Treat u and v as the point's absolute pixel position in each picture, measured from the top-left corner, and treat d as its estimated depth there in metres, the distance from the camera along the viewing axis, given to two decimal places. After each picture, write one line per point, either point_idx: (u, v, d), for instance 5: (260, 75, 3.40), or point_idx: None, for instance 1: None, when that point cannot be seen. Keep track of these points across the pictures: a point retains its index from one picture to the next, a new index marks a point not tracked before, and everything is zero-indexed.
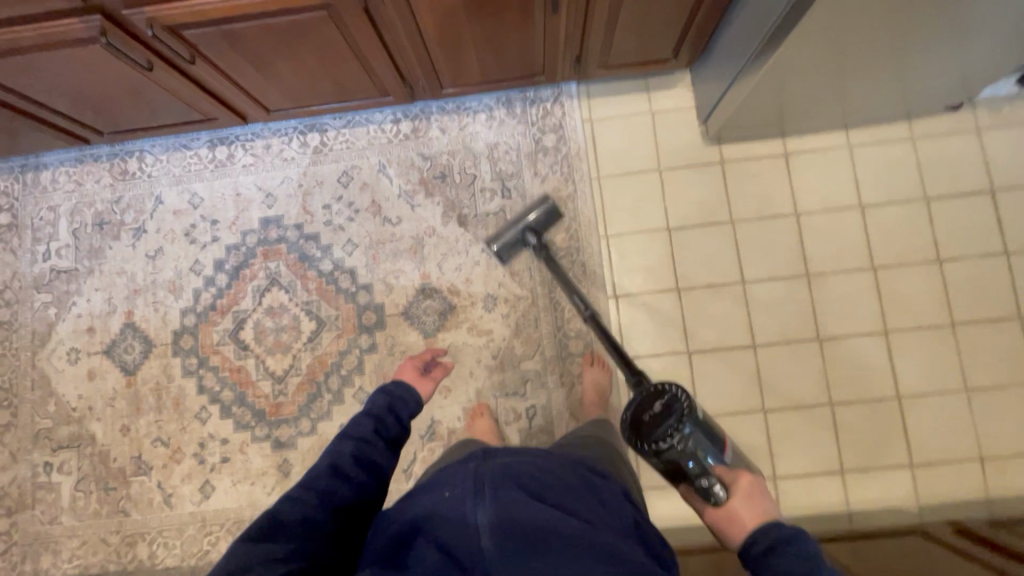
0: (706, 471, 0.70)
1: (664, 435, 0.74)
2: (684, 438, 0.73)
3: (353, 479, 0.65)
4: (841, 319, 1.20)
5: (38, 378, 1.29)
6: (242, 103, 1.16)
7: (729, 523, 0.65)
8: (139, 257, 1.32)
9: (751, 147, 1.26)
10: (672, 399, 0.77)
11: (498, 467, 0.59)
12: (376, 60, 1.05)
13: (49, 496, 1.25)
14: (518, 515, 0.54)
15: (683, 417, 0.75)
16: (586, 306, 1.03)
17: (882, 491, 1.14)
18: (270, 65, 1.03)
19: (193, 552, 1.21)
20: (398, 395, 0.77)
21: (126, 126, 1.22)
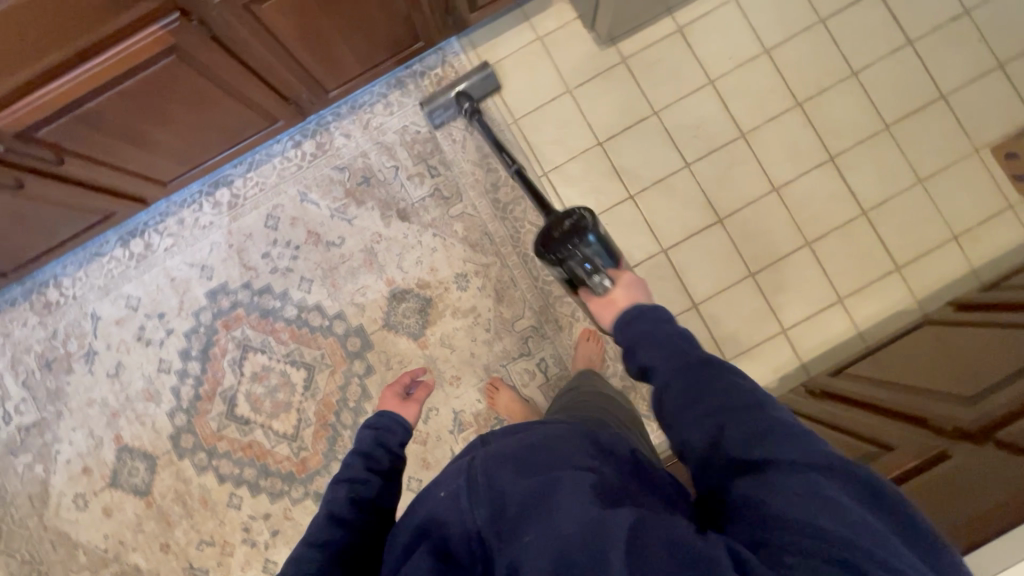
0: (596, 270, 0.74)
1: (561, 248, 0.78)
2: (585, 245, 0.76)
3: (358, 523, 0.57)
4: (788, 162, 1.22)
5: (56, 537, 1.23)
6: (134, 186, 1.09)
7: (609, 306, 0.71)
8: (102, 380, 1.25)
9: (645, 35, 1.25)
10: (578, 219, 0.80)
11: (487, 454, 0.52)
12: (249, 87, 0.98)
13: None
14: (502, 497, 0.47)
15: (589, 231, 0.78)
16: (512, 161, 1.04)
17: (881, 302, 1.19)
18: (144, 134, 0.96)
19: None
20: (388, 427, 0.69)
21: (26, 256, 1.13)
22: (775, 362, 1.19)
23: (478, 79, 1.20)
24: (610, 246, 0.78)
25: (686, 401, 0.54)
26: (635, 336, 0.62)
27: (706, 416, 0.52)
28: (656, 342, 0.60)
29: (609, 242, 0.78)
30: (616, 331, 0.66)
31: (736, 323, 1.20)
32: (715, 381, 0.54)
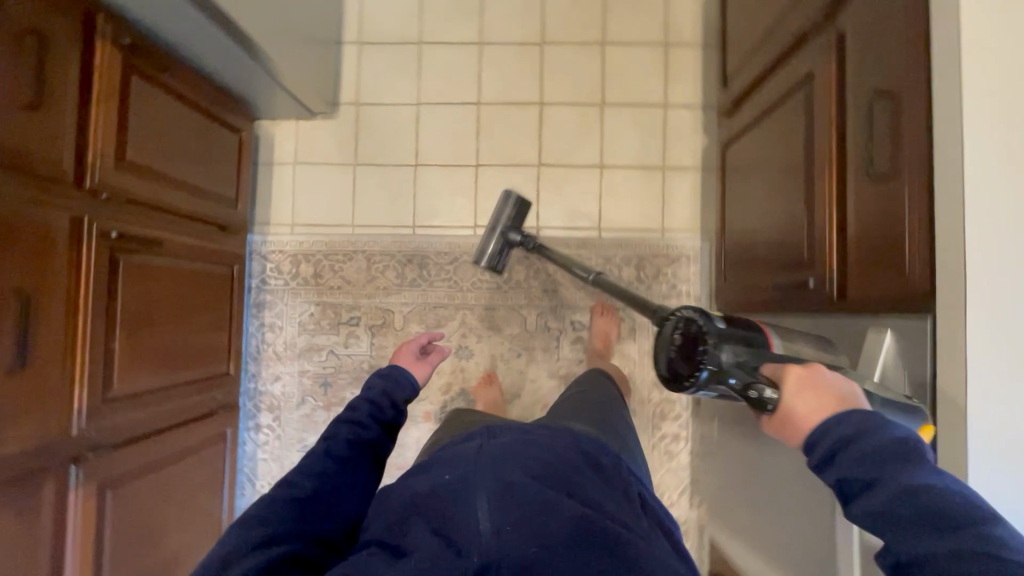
0: (747, 377, 0.50)
1: (699, 364, 0.57)
2: (720, 349, 0.55)
3: (360, 468, 0.59)
4: (527, 17, 1.26)
5: None
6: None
7: (788, 420, 0.45)
8: None
9: (347, 73, 1.27)
10: (684, 321, 0.62)
11: (500, 451, 0.57)
12: (181, 440, 0.96)
13: None
14: (520, 493, 0.51)
15: (712, 321, 0.60)
16: (587, 272, 1.01)
17: (686, 14, 1.24)
18: (164, 560, 0.93)
19: None
20: (396, 381, 0.68)
21: None
22: (688, 128, 1.23)
23: (511, 210, 1.12)
24: (755, 337, 0.60)
25: (906, 547, 0.37)
26: (846, 456, 0.41)
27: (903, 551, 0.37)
28: (881, 467, 0.39)
29: (750, 331, 0.60)
30: (810, 446, 0.43)
31: (637, 141, 1.24)
32: (965, 511, 0.36)
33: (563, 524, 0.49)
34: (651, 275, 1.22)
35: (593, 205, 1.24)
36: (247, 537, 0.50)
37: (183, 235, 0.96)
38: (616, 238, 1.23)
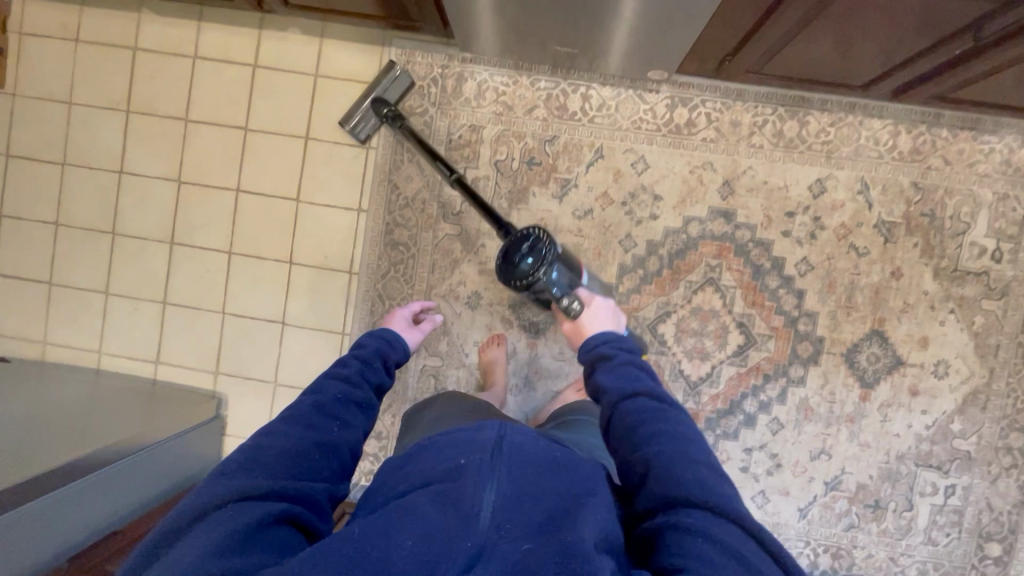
0: (563, 295, 0.88)
1: (527, 275, 0.90)
2: (544, 265, 0.90)
3: (352, 421, 0.70)
4: (155, 194, 1.26)
5: (983, 353, 1.15)
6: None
7: (578, 328, 0.86)
8: (838, 454, 1.19)
9: (187, 378, 1.28)
10: (535, 240, 0.91)
11: (519, 444, 0.60)
12: None
13: (997, 225, 1.14)
14: (524, 482, 0.55)
15: (548, 247, 0.91)
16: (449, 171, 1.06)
17: (170, 31, 1.24)
18: None
19: (844, 129, 1.15)
20: (391, 346, 0.86)
21: None
22: (282, 45, 1.22)
23: (396, 88, 1.18)
24: (570, 259, 0.94)
25: (626, 397, 0.66)
26: (611, 355, 0.73)
27: (635, 400, 0.66)
28: (631, 365, 0.71)
29: (570, 259, 0.94)
30: (593, 343, 0.77)
31: (286, 98, 1.23)
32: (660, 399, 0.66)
33: (561, 511, 0.53)
34: (422, 101, 1.21)
35: (344, 150, 1.23)
36: (226, 484, 0.57)
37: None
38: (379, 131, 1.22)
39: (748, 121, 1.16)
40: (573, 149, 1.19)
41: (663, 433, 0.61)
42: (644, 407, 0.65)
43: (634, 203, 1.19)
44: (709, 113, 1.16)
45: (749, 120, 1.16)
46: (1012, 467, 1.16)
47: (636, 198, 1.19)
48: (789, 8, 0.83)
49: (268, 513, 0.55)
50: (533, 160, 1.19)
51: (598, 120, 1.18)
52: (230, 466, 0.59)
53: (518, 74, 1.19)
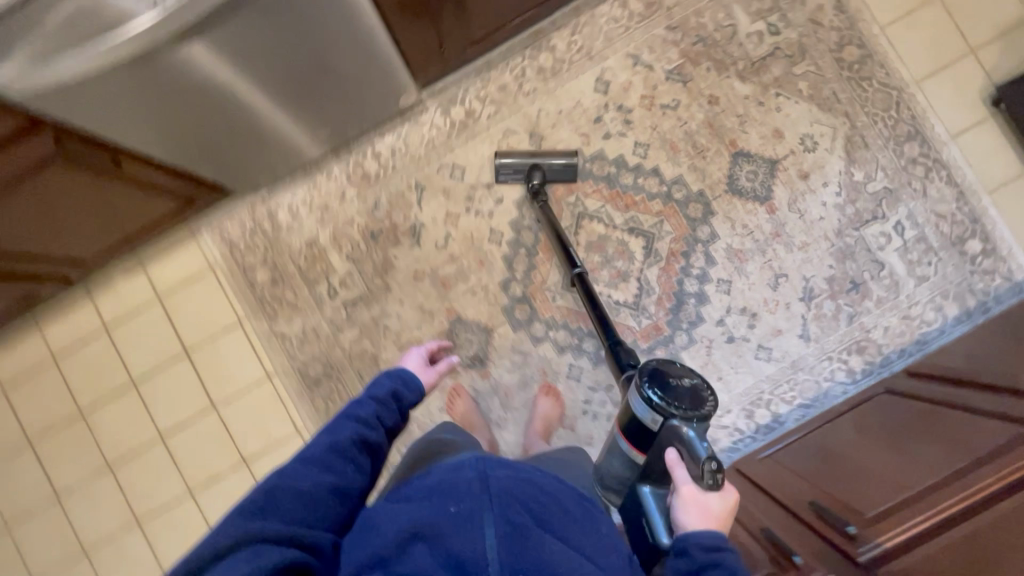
0: (697, 447, 0.69)
1: (674, 406, 0.74)
2: (683, 418, 0.73)
3: (366, 466, 0.63)
4: (98, 492, 1.25)
5: (829, 105, 1.19)
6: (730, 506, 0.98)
7: (703, 507, 0.66)
8: (792, 269, 1.18)
9: None
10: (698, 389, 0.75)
11: (503, 496, 0.56)
12: None
13: (755, 9, 1.20)
14: (515, 548, 0.53)
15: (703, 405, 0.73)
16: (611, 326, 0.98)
17: (24, 353, 1.27)
18: None
19: (586, 29, 1.22)
20: (405, 384, 0.72)
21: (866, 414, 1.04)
22: (119, 295, 1.26)
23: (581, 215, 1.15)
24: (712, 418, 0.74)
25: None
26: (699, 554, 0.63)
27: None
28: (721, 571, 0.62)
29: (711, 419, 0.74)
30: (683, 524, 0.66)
31: (151, 333, 1.26)
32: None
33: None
34: (256, 254, 1.25)
35: (224, 337, 1.25)
36: (244, 525, 0.52)
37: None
38: (241, 301, 1.25)
39: (511, 79, 1.23)
40: (399, 199, 1.23)
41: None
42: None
43: (475, 203, 1.23)
44: (477, 95, 1.23)
45: (511, 77, 1.23)
46: (928, 172, 1.18)
47: (476, 198, 1.23)
48: None
49: (281, 560, 0.51)
50: (375, 231, 1.23)
51: (400, 165, 1.23)
52: (244, 506, 0.54)
53: (314, 177, 1.25)
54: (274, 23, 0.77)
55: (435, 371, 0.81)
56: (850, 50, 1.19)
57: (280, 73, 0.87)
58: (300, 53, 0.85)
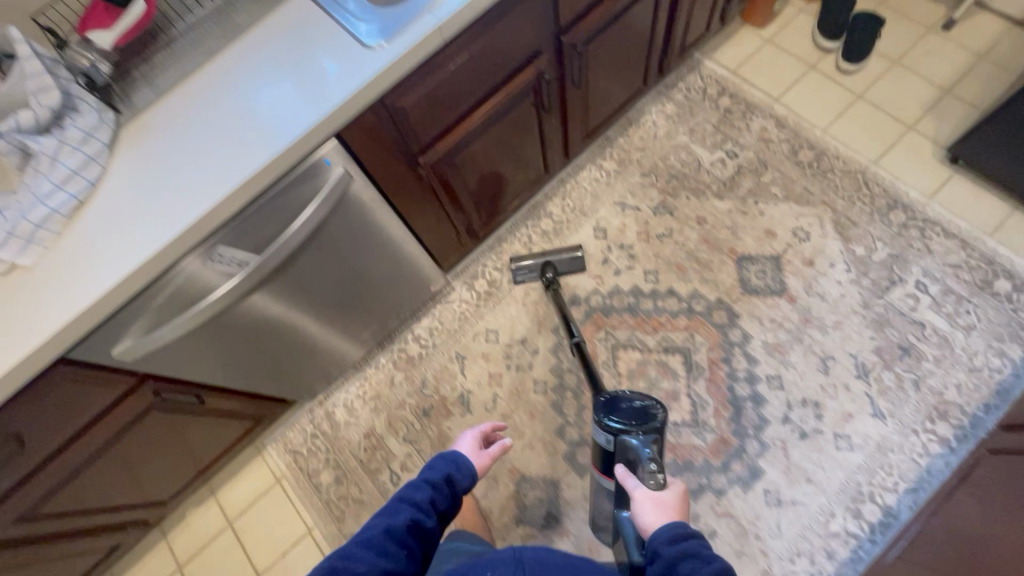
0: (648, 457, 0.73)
1: (627, 427, 0.79)
2: (635, 433, 0.78)
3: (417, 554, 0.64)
4: None
5: (806, 199, 1.31)
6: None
7: (660, 503, 0.66)
8: (837, 350, 1.18)
9: None
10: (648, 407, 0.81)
11: (540, 562, 0.61)
12: None
13: (710, 143, 1.41)
14: None
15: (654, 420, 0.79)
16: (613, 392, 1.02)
17: None
18: None
19: (573, 191, 1.42)
20: (458, 469, 0.73)
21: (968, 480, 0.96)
22: (193, 530, 1.28)
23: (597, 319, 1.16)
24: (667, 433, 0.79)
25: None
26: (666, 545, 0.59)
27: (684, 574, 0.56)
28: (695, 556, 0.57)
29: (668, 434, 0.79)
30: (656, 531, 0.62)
31: (226, 563, 1.24)
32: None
33: None
34: (320, 456, 1.29)
35: (294, 554, 1.23)
36: None
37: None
38: (310, 509, 1.26)
39: (520, 246, 1.39)
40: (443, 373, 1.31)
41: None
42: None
43: (514, 359, 1.30)
44: (495, 266, 1.39)
45: (520, 244, 1.40)
46: (924, 231, 1.24)
47: (513, 355, 1.31)
48: (460, 195, 1.08)
49: None
50: (426, 407, 1.29)
51: (439, 341, 1.34)
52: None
53: (365, 371, 1.35)
54: (326, 252, 0.91)
55: (487, 454, 0.83)
56: (804, 154, 1.36)
57: (324, 294, 1.00)
58: (353, 264, 0.99)
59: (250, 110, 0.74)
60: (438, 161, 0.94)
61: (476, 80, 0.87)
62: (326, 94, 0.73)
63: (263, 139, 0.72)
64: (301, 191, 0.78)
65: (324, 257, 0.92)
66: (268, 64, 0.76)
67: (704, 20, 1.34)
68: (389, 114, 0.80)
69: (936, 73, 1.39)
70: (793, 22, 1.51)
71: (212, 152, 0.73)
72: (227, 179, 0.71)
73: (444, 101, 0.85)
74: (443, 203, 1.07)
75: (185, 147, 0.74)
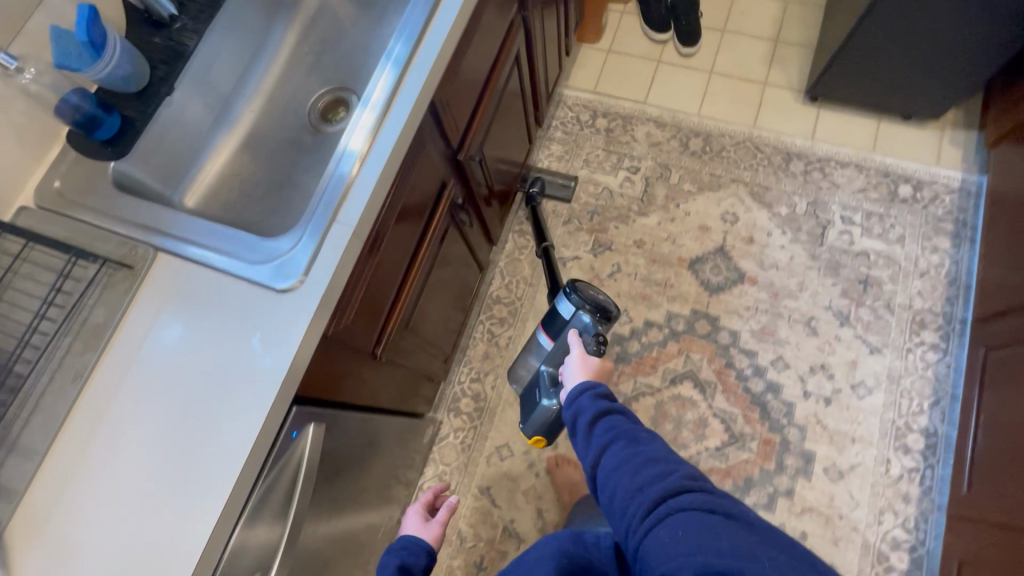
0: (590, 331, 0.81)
1: (579, 304, 0.84)
2: (587, 310, 0.83)
3: None
4: None
5: (717, 183, 1.35)
6: (989, 562, 0.87)
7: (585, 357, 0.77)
8: (813, 309, 1.23)
9: None
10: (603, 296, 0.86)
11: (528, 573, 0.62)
12: None
13: (610, 166, 1.40)
14: None
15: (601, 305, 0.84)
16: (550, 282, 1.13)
17: None
18: None
19: (510, 269, 1.35)
20: (410, 552, 0.73)
21: (986, 354, 1.04)
22: None
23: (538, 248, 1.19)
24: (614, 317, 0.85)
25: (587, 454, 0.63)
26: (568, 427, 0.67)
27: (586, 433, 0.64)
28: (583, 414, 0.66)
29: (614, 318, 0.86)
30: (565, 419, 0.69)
31: None
32: (600, 419, 0.64)
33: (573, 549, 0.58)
34: None
35: None
36: None
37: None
38: None
39: (484, 346, 1.30)
40: (475, 515, 1.18)
41: (591, 439, 0.63)
42: (591, 424, 0.64)
43: (538, 463, 1.21)
44: (469, 379, 1.28)
45: (484, 344, 1.30)
46: (824, 171, 1.34)
47: (535, 459, 1.21)
48: (414, 350, 0.96)
49: None
50: (477, 561, 1.15)
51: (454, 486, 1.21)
52: None
53: None
54: (329, 517, 0.74)
55: (437, 522, 0.82)
56: (693, 142, 1.40)
57: (340, 545, 0.83)
58: (355, 495, 0.83)
59: (180, 415, 0.58)
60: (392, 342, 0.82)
61: (403, 247, 0.76)
62: (269, 357, 0.58)
63: (228, 430, 0.57)
64: (282, 481, 0.61)
65: (328, 523, 0.75)
66: (176, 345, 0.60)
67: (554, 61, 1.32)
68: (336, 343, 0.66)
69: (760, 28, 1.49)
70: (620, 26, 1.55)
71: (168, 472, 0.56)
72: (210, 497, 0.55)
73: (381, 288, 0.74)
74: (403, 368, 0.94)
75: (128, 485, 0.56)
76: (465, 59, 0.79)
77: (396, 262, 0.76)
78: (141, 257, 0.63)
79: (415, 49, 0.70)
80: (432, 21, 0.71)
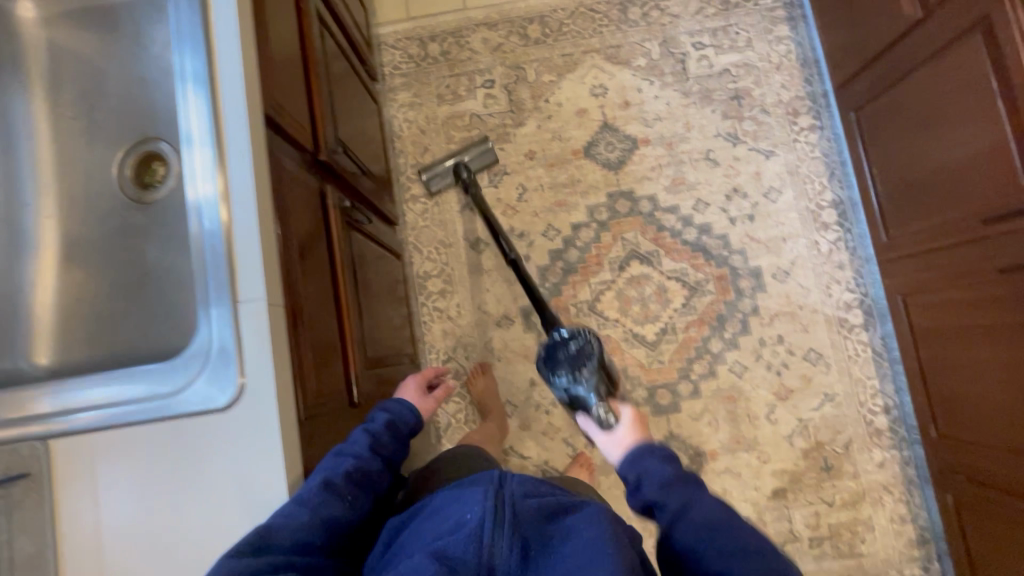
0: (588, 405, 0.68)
1: (563, 369, 0.73)
2: (572, 381, 0.71)
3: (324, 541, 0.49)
4: None
5: (572, 61, 1.30)
6: (925, 282, 1.01)
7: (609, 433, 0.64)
8: (705, 142, 1.27)
9: None
10: (580, 340, 0.76)
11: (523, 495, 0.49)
12: (991, 437, 0.92)
13: (465, 90, 1.30)
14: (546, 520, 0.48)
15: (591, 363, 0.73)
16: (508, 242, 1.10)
17: None
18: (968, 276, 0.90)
19: (423, 240, 1.26)
20: (396, 410, 0.68)
21: (854, 113, 1.14)
22: None
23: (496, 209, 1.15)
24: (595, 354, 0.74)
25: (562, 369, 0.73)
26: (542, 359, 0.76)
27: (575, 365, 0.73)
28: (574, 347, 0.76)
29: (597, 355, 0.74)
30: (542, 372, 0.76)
31: None
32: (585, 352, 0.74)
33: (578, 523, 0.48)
34: None
35: None
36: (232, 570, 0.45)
37: (1011, 514, 0.90)
38: None
39: (439, 324, 1.24)
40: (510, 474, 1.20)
41: (576, 373, 0.72)
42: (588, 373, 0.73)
43: (544, 401, 1.21)
44: (441, 362, 1.23)
45: (437, 323, 1.24)
46: (659, 6, 1.32)
47: (539, 399, 1.21)
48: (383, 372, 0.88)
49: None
50: None
51: None
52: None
53: None
54: None
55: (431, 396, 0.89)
56: (530, 30, 1.31)
57: None
58: None
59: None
60: (361, 381, 0.74)
61: (320, 284, 0.66)
62: (257, 477, 0.49)
63: None
64: None
65: None
66: (141, 521, 0.49)
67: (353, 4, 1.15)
68: (312, 425, 0.58)
69: None
70: None
71: None
72: None
73: (323, 340, 0.64)
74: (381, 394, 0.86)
75: None
76: (272, 45, 0.64)
77: (322, 302, 0.66)
78: (33, 456, 0.50)
79: (210, 46, 0.56)
80: (211, 18, 0.56)
